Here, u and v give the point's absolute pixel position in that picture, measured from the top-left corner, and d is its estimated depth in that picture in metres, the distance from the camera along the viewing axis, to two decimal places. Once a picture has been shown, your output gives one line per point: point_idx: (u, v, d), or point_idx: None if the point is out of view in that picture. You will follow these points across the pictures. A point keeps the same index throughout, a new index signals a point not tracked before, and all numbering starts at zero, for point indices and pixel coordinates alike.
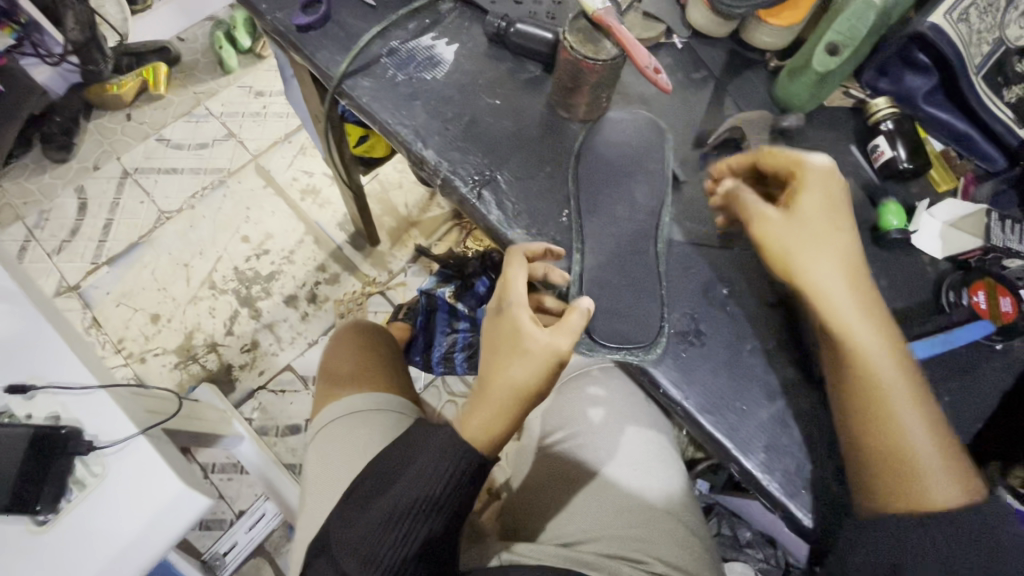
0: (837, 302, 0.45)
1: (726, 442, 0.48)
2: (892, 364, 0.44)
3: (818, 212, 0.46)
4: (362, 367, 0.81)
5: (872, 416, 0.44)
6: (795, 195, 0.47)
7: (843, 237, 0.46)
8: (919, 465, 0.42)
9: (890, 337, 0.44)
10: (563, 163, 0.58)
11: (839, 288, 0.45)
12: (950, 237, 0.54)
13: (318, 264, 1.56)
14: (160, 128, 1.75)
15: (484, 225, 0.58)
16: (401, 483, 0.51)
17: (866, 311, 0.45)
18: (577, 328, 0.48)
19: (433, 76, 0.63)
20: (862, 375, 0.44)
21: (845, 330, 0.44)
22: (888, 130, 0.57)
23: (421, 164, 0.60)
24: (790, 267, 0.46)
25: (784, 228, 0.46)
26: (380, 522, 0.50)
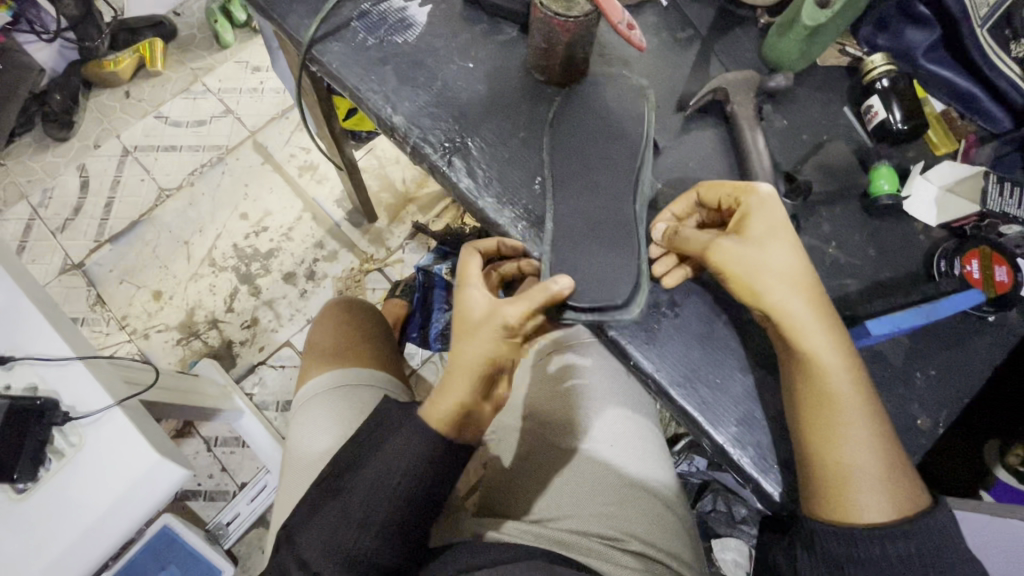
0: (798, 318, 0.43)
1: (697, 416, 0.47)
2: (840, 366, 0.43)
3: (770, 234, 0.45)
4: (348, 343, 0.80)
5: (818, 415, 0.43)
6: (746, 218, 0.45)
7: (794, 252, 0.45)
8: (863, 462, 0.41)
9: (835, 338, 0.43)
10: (537, 129, 0.56)
11: (797, 304, 0.43)
12: (945, 203, 0.51)
13: (316, 241, 1.56)
14: (158, 106, 1.74)
15: (455, 194, 0.56)
16: (368, 473, 0.51)
17: (828, 322, 0.43)
18: (540, 301, 0.46)
19: (404, 40, 0.60)
20: (824, 390, 0.42)
21: (807, 344, 0.43)
22: (882, 88, 0.53)
23: (391, 132, 0.58)
24: (753, 290, 0.44)
25: (741, 250, 0.44)
26: (346, 513, 0.50)
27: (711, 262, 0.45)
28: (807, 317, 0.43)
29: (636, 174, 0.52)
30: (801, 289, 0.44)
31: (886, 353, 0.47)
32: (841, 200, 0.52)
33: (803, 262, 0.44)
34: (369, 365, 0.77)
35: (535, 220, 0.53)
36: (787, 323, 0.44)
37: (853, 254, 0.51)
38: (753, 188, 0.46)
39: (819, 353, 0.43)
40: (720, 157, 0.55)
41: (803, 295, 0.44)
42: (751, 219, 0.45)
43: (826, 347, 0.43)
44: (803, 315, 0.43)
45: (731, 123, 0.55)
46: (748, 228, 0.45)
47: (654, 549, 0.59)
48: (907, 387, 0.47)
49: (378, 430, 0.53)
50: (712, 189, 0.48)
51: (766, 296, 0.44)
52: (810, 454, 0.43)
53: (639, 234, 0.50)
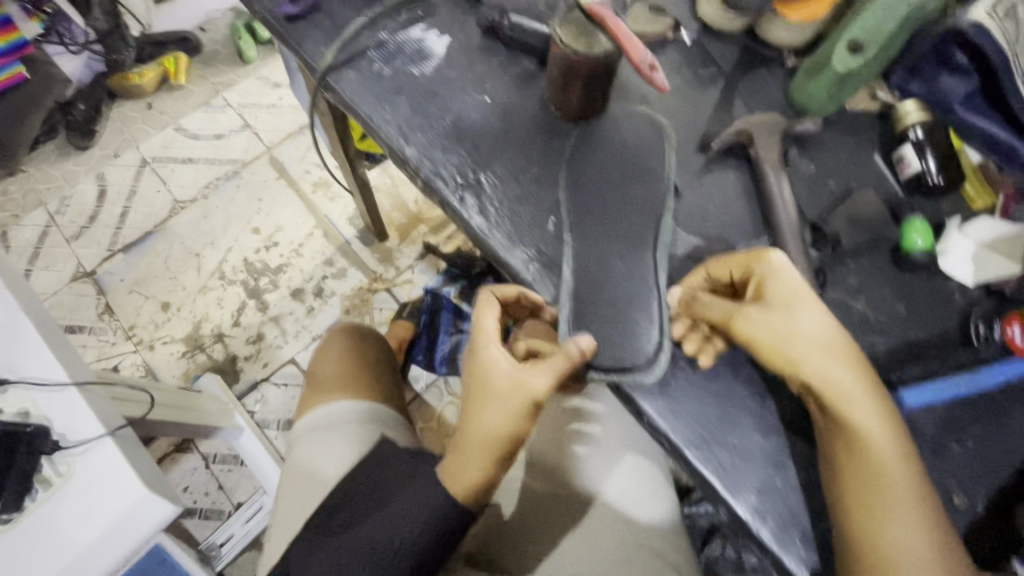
0: (837, 388, 0.41)
1: (713, 481, 0.44)
2: (889, 437, 0.40)
3: (797, 298, 0.43)
4: (357, 376, 0.77)
5: (865, 493, 0.39)
6: (764, 284, 0.44)
7: (823, 318, 0.43)
8: (911, 540, 0.38)
9: (879, 405, 0.40)
10: (553, 166, 0.54)
11: (835, 369, 0.41)
12: (983, 261, 0.48)
13: (326, 258, 1.55)
14: (179, 118, 1.77)
15: (466, 231, 0.54)
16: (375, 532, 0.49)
17: (867, 388, 0.41)
18: (563, 369, 0.45)
19: (420, 71, 0.59)
20: (874, 466, 0.39)
21: (851, 416, 0.40)
22: (916, 138, 0.51)
23: (404, 164, 0.57)
24: (787, 361, 0.42)
25: (768, 318, 0.43)
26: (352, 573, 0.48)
27: (738, 332, 0.43)
28: (846, 386, 0.41)
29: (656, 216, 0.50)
30: (834, 354, 0.41)
31: (921, 421, 0.44)
32: (872, 252, 0.49)
33: (837, 325, 0.42)
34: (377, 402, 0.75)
35: (547, 260, 0.51)
36: (824, 395, 0.41)
37: (884, 312, 0.48)
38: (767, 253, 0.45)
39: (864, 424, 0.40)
40: (743, 202, 0.53)
41: (838, 362, 0.41)
42: (771, 286, 0.44)
43: (870, 417, 0.40)
44: (841, 384, 0.41)
45: (755, 167, 0.52)
46: (770, 295, 0.44)
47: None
48: (942, 459, 0.43)
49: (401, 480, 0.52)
50: (720, 262, 0.47)
51: (799, 364, 0.41)
52: (854, 534, 0.39)
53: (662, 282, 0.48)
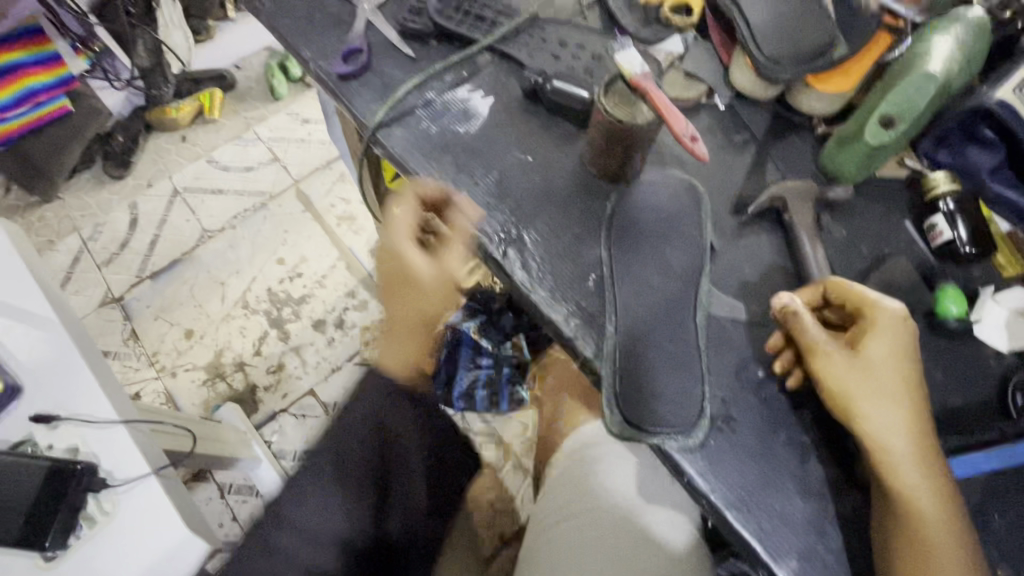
0: (892, 448, 0.42)
1: (755, 545, 0.44)
2: (936, 505, 0.41)
3: (885, 356, 0.44)
4: (394, 286, 0.77)
5: (905, 554, 0.40)
6: (863, 335, 0.45)
7: (905, 378, 0.43)
8: None
9: (932, 474, 0.41)
10: (593, 225, 0.56)
11: (898, 431, 0.42)
12: (1015, 329, 0.49)
13: (348, 290, 1.59)
14: (211, 151, 1.83)
15: (507, 283, 0.56)
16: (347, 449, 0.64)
17: (924, 457, 0.42)
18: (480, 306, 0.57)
19: (466, 130, 0.62)
20: (910, 527, 0.41)
21: (901, 478, 0.41)
22: (946, 209, 0.53)
23: (448, 219, 0.59)
24: (848, 409, 0.43)
25: (848, 367, 0.44)
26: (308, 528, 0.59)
27: (814, 370, 0.45)
28: (904, 447, 0.42)
29: (694, 280, 0.52)
30: (903, 415, 0.42)
31: (961, 490, 0.44)
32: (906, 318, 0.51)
33: (914, 390, 0.43)
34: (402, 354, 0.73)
35: (587, 316, 0.52)
36: (876, 449, 0.42)
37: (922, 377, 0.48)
38: (876, 304, 0.45)
39: (910, 491, 0.41)
40: (778, 264, 0.54)
41: (902, 423, 0.42)
42: (871, 337, 0.45)
43: (919, 485, 0.41)
44: (897, 444, 0.42)
45: (790, 231, 0.54)
46: (863, 344, 0.44)
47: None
48: (983, 530, 0.44)
49: None
50: (842, 292, 0.47)
51: (861, 419, 0.43)
52: None
53: (703, 346, 0.50)
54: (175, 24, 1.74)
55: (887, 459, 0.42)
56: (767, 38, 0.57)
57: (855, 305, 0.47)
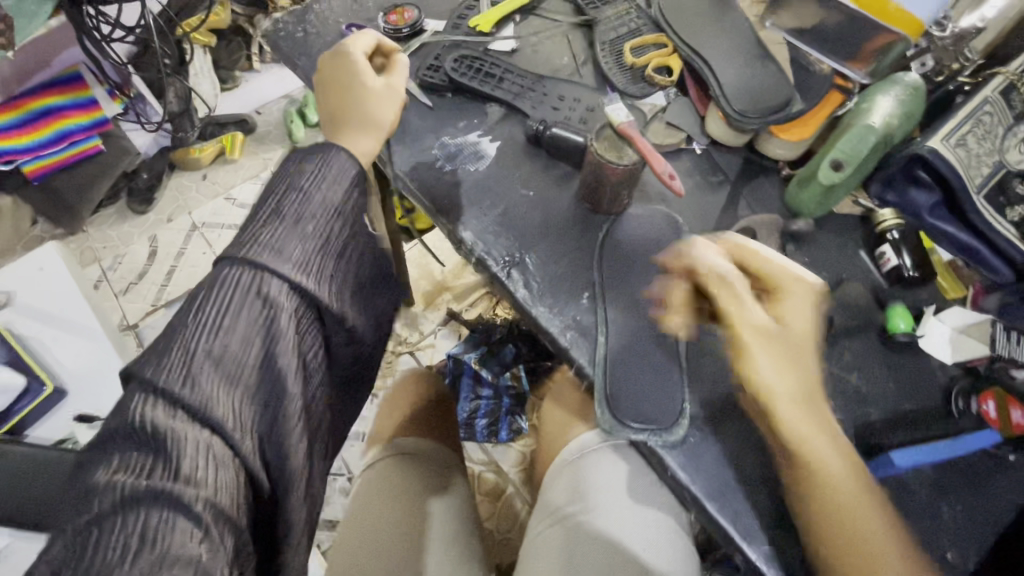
0: (786, 410, 0.49)
1: (730, 530, 0.49)
2: (838, 453, 0.48)
3: (801, 321, 0.51)
4: (335, 80, 0.64)
5: (813, 489, 0.47)
6: (779, 306, 0.52)
7: (812, 348, 0.51)
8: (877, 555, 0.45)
9: (830, 432, 0.48)
10: (586, 251, 0.64)
11: (781, 390, 0.49)
12: (958, 344, 0.56)
13: None
14: (230, 189, 1.94)
15: (511, 301, 0.63)
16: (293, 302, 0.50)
17: (808, 409, 0.48)
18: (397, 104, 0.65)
19: (476, 168, 0.71)
20: (822, 476, 0.47)
21: (794, 431, 0.48)
22: (893, 238, 0.61)
23: (459, 244, 0.67)
24: (749, 373, 0.50)
25: (764, 336, 0.51)
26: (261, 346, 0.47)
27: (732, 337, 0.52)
28: (799, 412, 0.49)
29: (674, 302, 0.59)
30: (790, 372, 0.49)
31: (912, 484, 0.50)
32: (861, 334, 0.58)
33: (817, 362, 0.51)
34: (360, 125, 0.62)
35: (581, 329, 0.59)
36: (779, 416, 0.49)
37: (876, 385, 0.55)
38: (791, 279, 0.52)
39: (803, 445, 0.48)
40: None
41: (797, 389, 0.49)
42: (788, 307, 0.52)
43: (810, 437, 0.48)
44: (795, 414, 0.48)
45: None
46: (780, 312, 0.52)
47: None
48: (933, 518, 0.49)
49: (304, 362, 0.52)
50: (757, 261, 0.54)
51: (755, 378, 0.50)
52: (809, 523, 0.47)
53: (682, 360, 0.56)
54: (204, 74, 1.95)
55: (785, 421, 0.49)
56: (735, 97, 0.67)
57: (775, 283, 0.54)
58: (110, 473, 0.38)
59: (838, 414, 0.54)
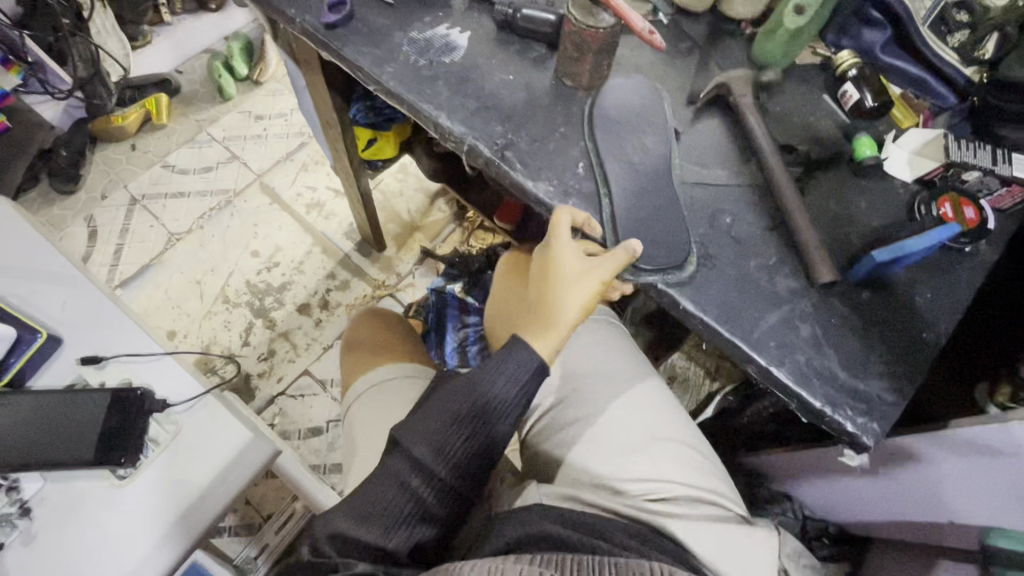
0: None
1: (741, 344, 0.54)
2: None
3: None
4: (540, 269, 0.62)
5: None
6: None
7: None
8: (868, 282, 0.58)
9: None
10: (575, 125, 0.66)
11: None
12: (917, 163, 0.62)
13: (327, 272, 1.62)
14: (164, 156, 1.81)
15: (508, 181, 0.64)
16: (481, 382, 0.57)
17: None
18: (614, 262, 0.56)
19: (451, 60, 0.70)
20: None
21: None
22: (853, 76, 0.65)
23: (447, 136, 0.67)
24: None
25: None
26: (439, 418, 0.56)
27: None
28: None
29: (664, 159, 0.62)
30: None
31: (890, 282, 0.57)
32: (833, 166, 0.63)
33: None
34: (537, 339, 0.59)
35: (583, 196, 0.62)
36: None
37: (851, 206, 0.61)
38: None
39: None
40: (730, 138, 0.65)
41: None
42: None
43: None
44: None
45: (735, 111, 0.65)
46: None
47: (699, 491, 0.64)
48: (912, 308, 0.56)
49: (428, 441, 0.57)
50: None
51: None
52: None
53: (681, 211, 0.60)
54: (109, 31, 1.75)
55: None
56: None
57: None
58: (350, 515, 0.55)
59: (823, 235, 0.59)
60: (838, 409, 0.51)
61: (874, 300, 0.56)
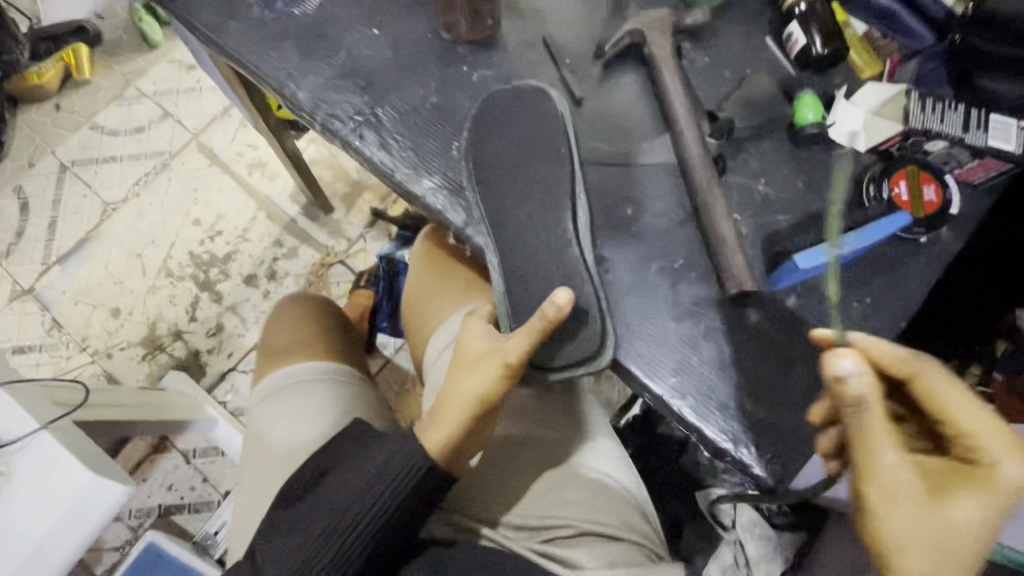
0: (913, 505, 0.34)
1: (632, 368, 0.46)
2: None
3: None
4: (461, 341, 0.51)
5: None
6: None
7: None
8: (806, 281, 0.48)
9: None
10: (451, 92, 0.53)
11: (871, 375, 0.35)
12: (872, 127, 0.49)
13: (273, 237, 1.28)
14: (92, 114, 1.40)
15: (369, 168, 0.53)
16: (385, 464, 0.49)
17: None
18: (539, 326, 0.43)
19: (302, 12, 0.56)
20: None
21: None
22: (802, 13, 0.51)
23: (297, 110, 0.54)
24: None
25: None
26: (305, 533, 0.48)
27: None
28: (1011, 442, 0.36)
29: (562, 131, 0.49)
30: None
31: (821, 284, 0.47)
32: (767, 136, 0.51)
33: None
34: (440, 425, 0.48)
35: (456, 185, 0.51)
36: (973, 433, 0.36)
37: (782, 188, 0.49)
38: None
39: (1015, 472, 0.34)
40: (642, 103, 0.52)
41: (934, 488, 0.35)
42: None
43: (984, 422, 0.36)
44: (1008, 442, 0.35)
45: (651, 65, 0.52)
46: None
47: (615, 526, 0.55)
48: (840, 316, 0.47)
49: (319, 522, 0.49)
50: None
51: (846, 386, 0.35)
52: None
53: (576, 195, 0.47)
54: None
55: None
56: None
57: None
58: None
59: (744, 227, 0.48)
60: (740, 445, 0.45)
61: (797, 309, 0.47)
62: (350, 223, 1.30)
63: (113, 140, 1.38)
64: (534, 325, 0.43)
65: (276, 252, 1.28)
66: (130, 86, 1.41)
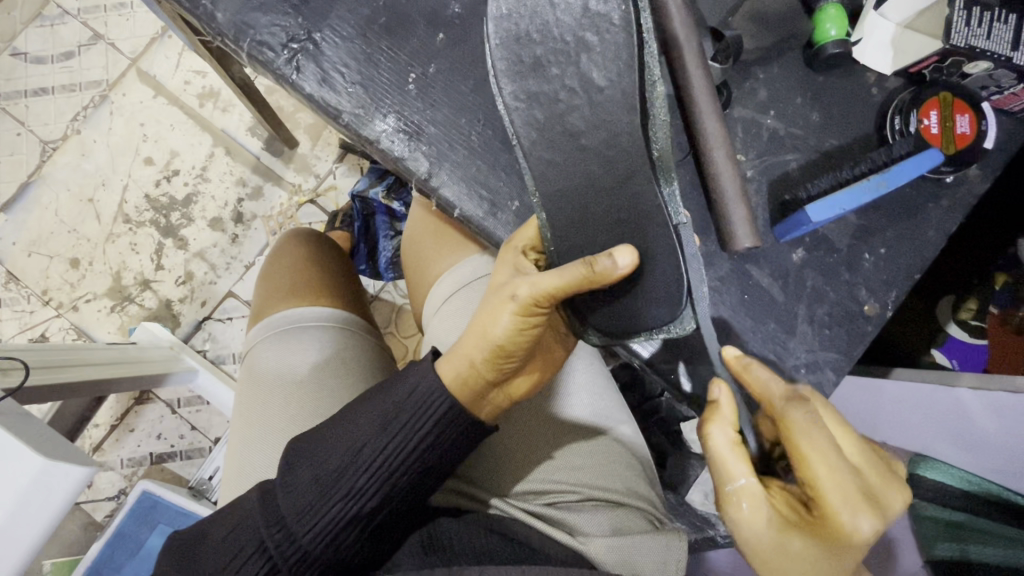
0: (752, 530, 0.38)
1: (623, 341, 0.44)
2: None
3: None
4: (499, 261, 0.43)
5: None
6: None
7: None
8: (822, 230, 0.44)
9: None
10: (406, 10, 0.44)
11: (728, 413, 0.40)
12: (904, 46, 0.43)
13: (236, 177, 1.17)
14: (11, 39, 1.21)
15: (308, 107, 0.45)
16: (400, 414, 0.44)
17: None
18: (583, 276, 0.36)
19: None
20: None
21: None
22: None
23: (218, 37, 0.45)
24: None
25: None
26: (319, 468, 0.44)
27: None
28: (854, 493, 0.36)
29: (581, 35, 0.37)
30: None
31: (831, 235, 0.44)
32: (779, 58, 0.44)
33: None
34: (454, 361, 0.43)
35: (415, 130, 0.44)
36: (814, 482, 0.37)
37: (796, 123, 0.44)
38: None
39: (849, 521, 0.36)
40: None
41: (772, 519, 0.38)
42: None
43: (830, 475, 0.37)
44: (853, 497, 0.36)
45: None
46: None
47: (620, 493, 0.55)
48: (851, 269, 0.44)
49: (322, 471, 0.44)
50: None
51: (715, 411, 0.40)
52: None
53: (581, 131, 0.37)
54: None
55: None
56: None
57: None
58: (200, 546, 0.45)
59: (750, 170, 0.43)
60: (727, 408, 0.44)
61: (805, 263, 0.43)
62: (318, 158, 1.18)
63: (39, 68, 1.20)
64: (581, 275, 0.36)
65: (241, 192, 1.17)
66: (49, 3, 1.22)
